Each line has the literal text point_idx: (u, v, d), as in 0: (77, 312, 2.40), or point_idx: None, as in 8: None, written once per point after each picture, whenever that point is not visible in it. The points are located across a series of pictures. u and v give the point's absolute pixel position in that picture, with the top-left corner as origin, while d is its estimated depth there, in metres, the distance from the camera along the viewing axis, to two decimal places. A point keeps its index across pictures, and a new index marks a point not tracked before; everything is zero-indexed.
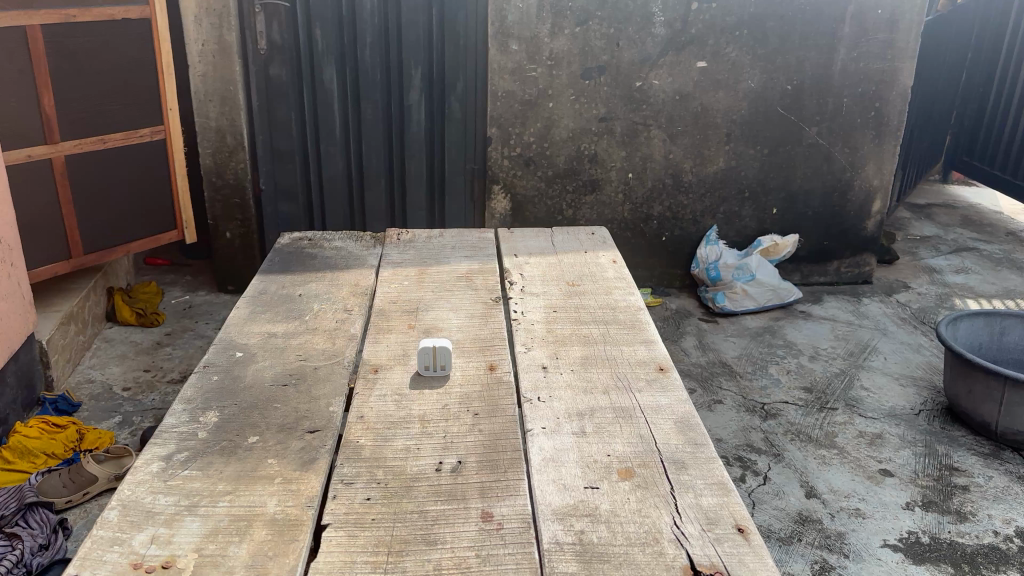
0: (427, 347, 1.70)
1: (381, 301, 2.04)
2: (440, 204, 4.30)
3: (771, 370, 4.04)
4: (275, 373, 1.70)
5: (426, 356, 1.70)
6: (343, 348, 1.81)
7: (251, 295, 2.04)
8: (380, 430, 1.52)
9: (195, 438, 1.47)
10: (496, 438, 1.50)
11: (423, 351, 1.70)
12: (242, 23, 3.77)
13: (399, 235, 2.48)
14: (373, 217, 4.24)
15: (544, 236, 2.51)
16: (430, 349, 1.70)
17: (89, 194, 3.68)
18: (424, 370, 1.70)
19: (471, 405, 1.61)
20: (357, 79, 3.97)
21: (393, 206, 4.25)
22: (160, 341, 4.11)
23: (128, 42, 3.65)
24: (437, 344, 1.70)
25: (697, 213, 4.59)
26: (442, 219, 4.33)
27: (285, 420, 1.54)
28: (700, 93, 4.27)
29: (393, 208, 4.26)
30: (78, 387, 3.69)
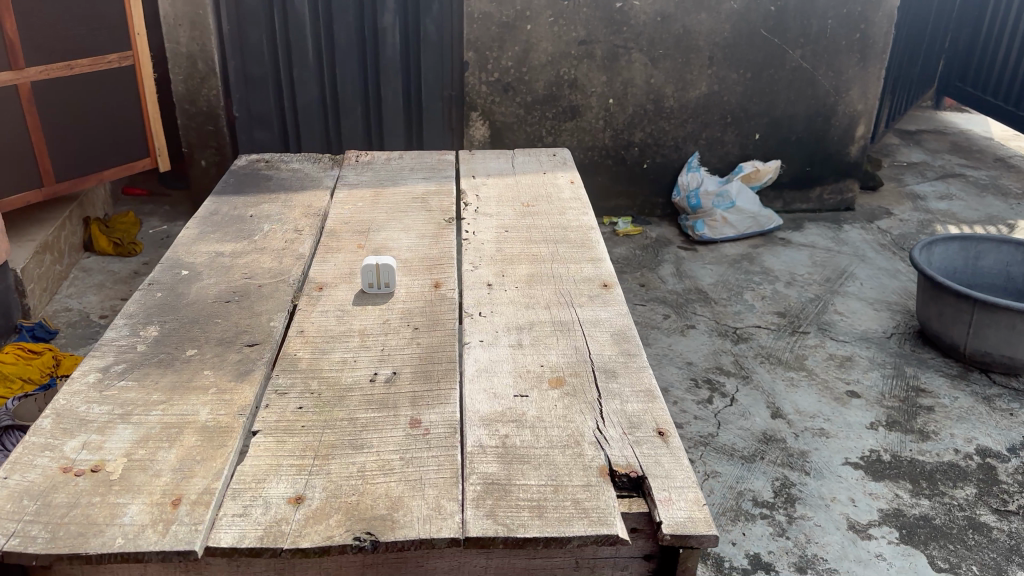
0: (371, 265, 1.72)
1: (332, 221, 2.04)
2: (417, 131, 4.26)
3: (746, 296, 4.07)
4: (218, 291, 1.72)
5: (370, 274, 1.72)
6: (290, 267, 1.82)
7: (203, 216, 2.04)
8: (319, 344, 1.54)
9: (134, 351, 1.49)
10: (434, 350, 1.52)
11: (368, 269, 1.72)
12: None
13: (358, 157, 2.47)
14: (349, 144, 4.20)
15: (505, 157, 2.49)
16: (374, 267, 1.71)
17: (58, 122, 3.64)
18: (368, 288, 1.72)
19: (412, 320, 1.63)
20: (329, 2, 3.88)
21: (370, 133, 4.21)
22: (137, 271, 4.12)
23: None
24: (381, 261, 1.72)
25: (677, 140, 4.55)
26: (419, 145, 4.29)
27: (224, 334, 1.56)
28: (682, 15, 4.19)
29: (369, 134, 4.21)
30: (55, 315, 3.73)
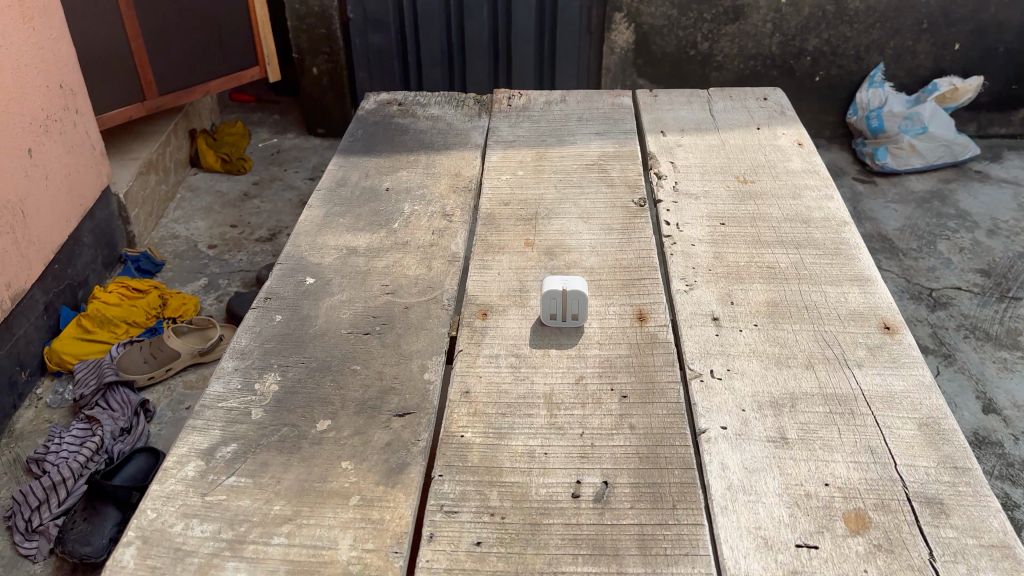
0: (552, 292, 1.23)
1: (487, 202, 1.59)
2: (551, 38, 3.51)
3: (940, 248, 3.12)
4: (354, 314, 1.29)
5: (551, 304, 1.24)
6: (442, 277, 1.37)
7: (329, 188, 1.64)
8: (492, 415, 1.11)
9: (247, 421, 1.10)
10: (657, 444, 1.06)
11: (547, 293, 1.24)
12: None
13: (510, 99, 1.98)
14: (473, 53, 3.56)
15: (699, 102, 1.95)
16: (559, 293, 1.24)
17: (160, 28, 3.24)
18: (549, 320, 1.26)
19: (615, 379, 1.17)
20: None
21: (495, 41, 3.53)
22: (247, 193, 3.78)
23: None
24: (568, 288, 1.23)
25: (859, 50, 3.55)
26: (550, 85, 3.63)
27: (366, 394, 1.15)
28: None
29: (495, 40, 3.53)
30: (162, 243, 3.46)
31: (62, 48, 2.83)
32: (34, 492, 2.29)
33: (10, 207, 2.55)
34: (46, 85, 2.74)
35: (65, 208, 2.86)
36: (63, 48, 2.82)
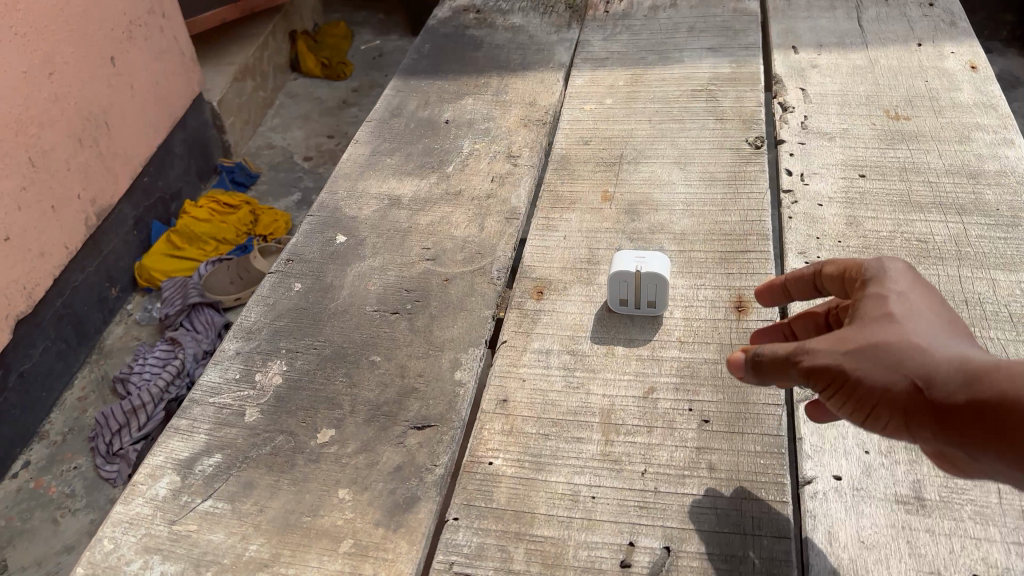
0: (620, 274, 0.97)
1: (563, 139, 1.31)
2: None
3: None
4: (384, 286, 1.07)
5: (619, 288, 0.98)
6: (495, 240, 1.12)
7: (381, 118, 1.40)
8: (531, 438, 0.88)
9: (239, 426, 0.91)
10: (742, 497, 0.80)
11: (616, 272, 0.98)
12: None
13: (608, 4, 1.65)
14: None
15: (844, 8, 1.56)
16: (632, 275, 0.97)
17: None
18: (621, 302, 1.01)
19: (696, 396, 0.90)
20: None
21: None
22: (345, 100, 3.60)
23: None
24: (644, 270, 0.96)
25: None
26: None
27: (381, 396, 0.93)
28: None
29: None
30: (258, 154, 3.35)
31: None
32: (116, 415, 2.26)
33: (95, 117, 2.42)
34: None
35: (151, 118, 2.73)
36: None
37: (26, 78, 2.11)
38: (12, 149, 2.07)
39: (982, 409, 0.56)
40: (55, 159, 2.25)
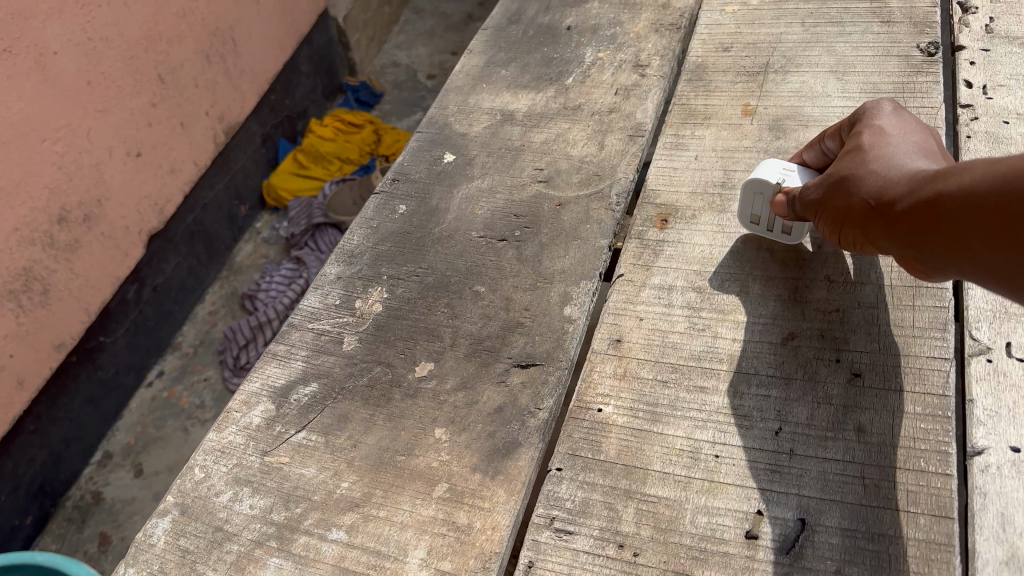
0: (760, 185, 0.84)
1: (699, 46, 1.17)
2: None
3: None
4: (493, 210, 0.98)
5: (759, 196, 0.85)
6: (615, 160, 1.01)
7: (498, 25, 1.29)
8: (647, 384, 0.78)
9: (336, 354, 0.86)
10: (895, 467, 0.68)
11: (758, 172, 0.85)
12: None
13: None
14: None
15: None
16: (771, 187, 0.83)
17: None
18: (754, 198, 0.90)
19: (844, 346, 0.77)
20: None
21: None
22: (471, 15, 3.48)
23: None
24: (788, 186, 0.82)
25: None
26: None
27: (485, 330, 0.86)
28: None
29: None
30: (382, 72, 3.30)
31: None
32: (243, 330, 2.34)
33: (221, 34, 2.42)
34: None
35: (275, 35, 2.70)
36: None
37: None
38: (140, 67, 2.09)
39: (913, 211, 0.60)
40: (182, 75, 2.27)
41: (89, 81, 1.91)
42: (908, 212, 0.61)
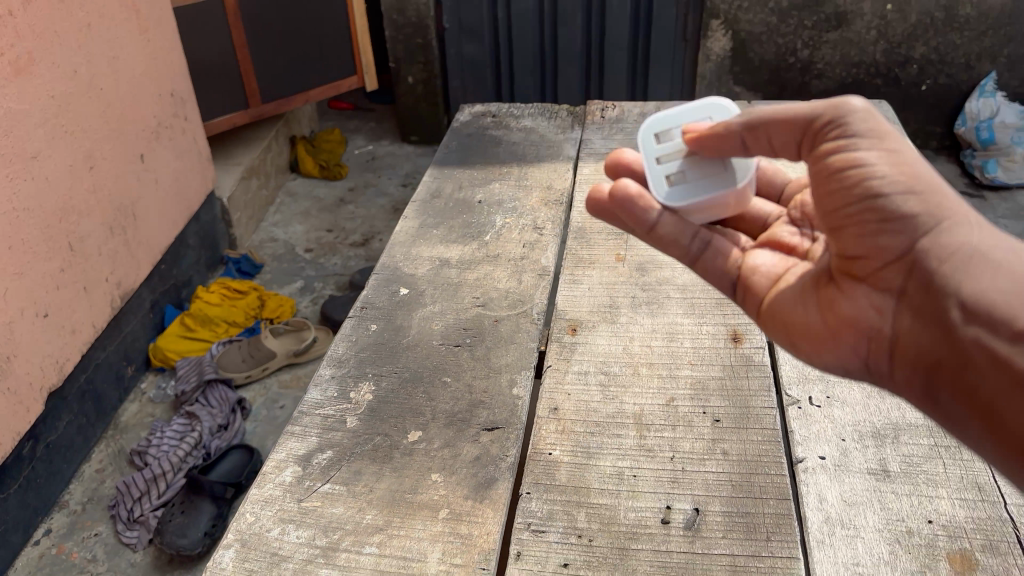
0: (721, 108, 1.02)
1: (579, 215, 1.58)
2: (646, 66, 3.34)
3: None
4: (446, 326, 1.31)
5: (704, 120, 1.03)
6: (532, 290, 1.38)
7: (423, 199, 1.66)
8: (580, 434, 1.10)
9: (342, 429, 1.13)
10: (750, 471, 1.03)
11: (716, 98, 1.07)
12: None
13: (604, 110, 1.96)
14: (567, 85, 3.45)
15: None
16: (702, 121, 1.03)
17: (270, 35, 3.09)
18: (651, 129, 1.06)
19: (707, 402, 1.13)
20: None
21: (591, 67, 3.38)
22: (343, 198, 3.72)
23: None
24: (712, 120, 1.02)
25: (969, 57, 3.11)
26: (643, 97, 3.43)
27: (456, 407, 1.15)
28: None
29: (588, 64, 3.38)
30: (262, 246, 3.38)
31: (174, 55, 2.73)
32: (138, 483, 2.23)
33: (124, 209, 2.48)
34: (157, 93, 2.64)
35: (166, 217, 2.74)
36: (176, 57, 2.73)
37: (73, 170, 2.22)
38: (55, 236, 2.16)
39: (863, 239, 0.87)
40: (89, 245, 2.31)
41: (10, 246, 1.99)
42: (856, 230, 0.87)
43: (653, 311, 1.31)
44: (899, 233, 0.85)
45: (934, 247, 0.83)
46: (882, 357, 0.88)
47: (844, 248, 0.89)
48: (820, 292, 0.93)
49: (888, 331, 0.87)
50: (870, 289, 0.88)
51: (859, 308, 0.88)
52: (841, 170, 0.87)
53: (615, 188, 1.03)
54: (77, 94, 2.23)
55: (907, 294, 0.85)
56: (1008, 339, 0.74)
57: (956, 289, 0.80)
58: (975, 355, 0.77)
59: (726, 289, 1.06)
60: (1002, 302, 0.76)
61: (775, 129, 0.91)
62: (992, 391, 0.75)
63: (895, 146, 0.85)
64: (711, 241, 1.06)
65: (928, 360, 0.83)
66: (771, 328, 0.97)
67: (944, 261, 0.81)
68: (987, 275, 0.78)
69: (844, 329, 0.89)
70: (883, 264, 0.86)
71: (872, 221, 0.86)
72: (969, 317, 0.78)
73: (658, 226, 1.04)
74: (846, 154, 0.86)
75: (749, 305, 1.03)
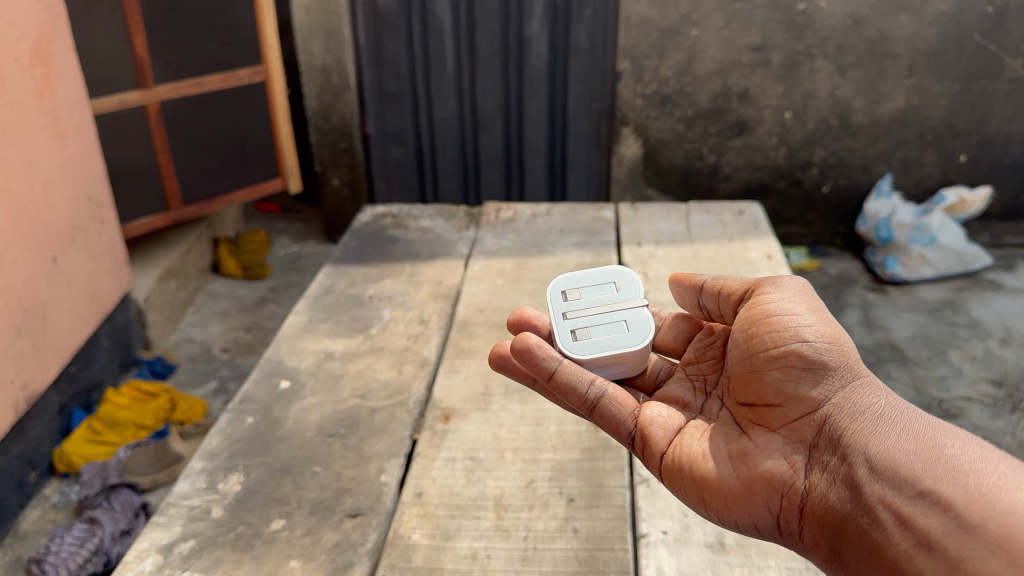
0: (628, 279, 1.25)
1: (464, 308, 1.65)
2: (562, 176, 3.39)
3: (951, 357, 2.77)
4: (322, 418, 1.34)
5: (611, 284, 1.26)
6: (411, 380, 1.43)
7: (316, 295, 1.73)
8: (441, 517, 1.14)
9: (207, 519, 1.15)
10: (596, 547, 1.08)
11: (614, 275, 1.27)
12: None
13: (499, 212, 2.07)
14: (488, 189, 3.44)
15: (677, 215, 2.02)
16: (610, 286, 1.26)
17: (190, 141, 3.10)
18: (559, 294, 1.25)
19: (565, 483, 1.19)
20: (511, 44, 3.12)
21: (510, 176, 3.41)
22: (264, 297, 3.70)
23: None
24: (619, 283, 1.26)
25: (865, 160, 3.27)
26: (562, 198, 3.44)
27: (321, 496, 1.18)
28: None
29: (508, 167, 3.39)
30: (177, 347, 3.29)
31: (93, 159, 2.65)
32: None
33: (33, 310, 2.28)
34: (73, 196, 2.52)
35: (84, 323, 2.59)
36: (95, 161, 2.65)
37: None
38: None
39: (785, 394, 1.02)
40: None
41: None
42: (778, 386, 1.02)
43: (524, 399, 1.38)
44: (817, 389, 1.00)
45: (845, 407, 0.98)
46: (791, 514, 0.97)
47: (766, 396, 1.04)
48: (732, 445, 1.02)
49: (798, 485, 0.97)
50: (786, 442, 1.00)
51: (774, 461, 0.99)
52: (771, 334, 1.04)
53: (515, 342, 1.09)
54: None
55: (817, 448, 0.98)
56: (909, 493, 0.85)
57: (861, 445, 0.93)
58: (878, 506, 0.87)
59: (624, 440, 1.08)
60: (903, 459, 0.88)
61: (733, 284, 1.17)
62: (894, 544, 0.83)
63: (824, 316, 1.05)
64: (607, 390, 1.09)
65: (834, 517, 0.92)
66: (680, 484, 1.02)
67: (854, 418, 0.96)
68: (889, 438, 0.92)
69: (758, 481, 0.98)
70: (799, 416, 1.01)
71: (793, 374, 1.01)
72: (875, 474, 0.90)
73: (558, 375, 1.08)
74: (783, 313, 1.04)
75: (649, 460, 1.07)
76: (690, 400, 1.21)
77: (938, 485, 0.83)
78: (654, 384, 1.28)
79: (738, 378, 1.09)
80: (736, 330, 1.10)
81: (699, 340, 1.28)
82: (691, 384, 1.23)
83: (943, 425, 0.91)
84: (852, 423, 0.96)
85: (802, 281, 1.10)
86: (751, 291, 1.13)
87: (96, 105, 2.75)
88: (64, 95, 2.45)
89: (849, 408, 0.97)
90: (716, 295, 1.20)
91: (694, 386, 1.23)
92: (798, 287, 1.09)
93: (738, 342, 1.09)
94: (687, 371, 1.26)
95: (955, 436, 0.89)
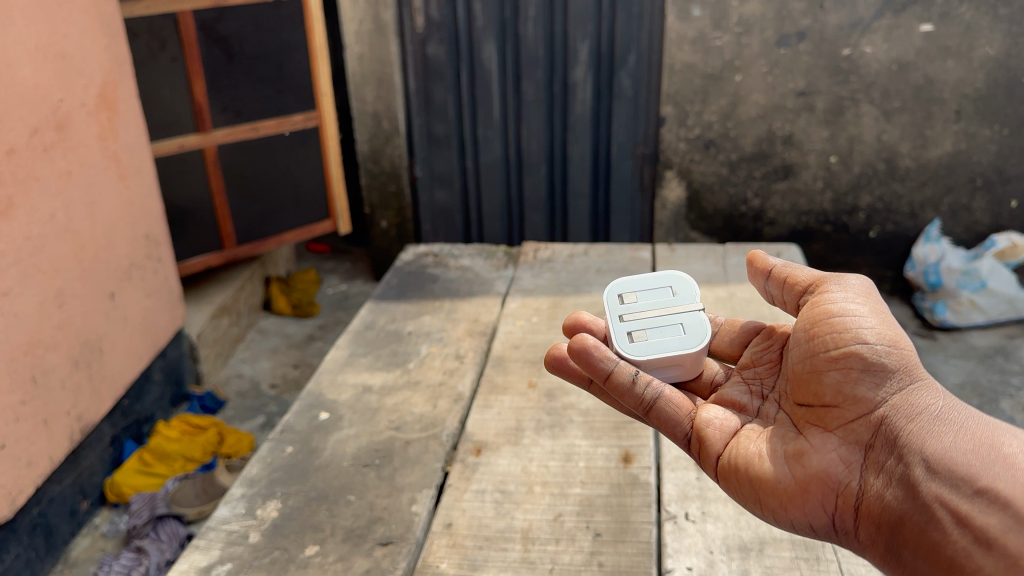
0: (686, 284, 1.28)
1: (501, 345, 1.69)
2: (606, 221, 3.41)
3: (1004, 406, 2.69)
4: (358, 449, 1.39)
5: (667, 288, 1.28)
6: (445, 414, 1.47)
7: (357, 331, 1.78)
8: (469, 549, 1.16)
9: (244, 544, 1.19)
10: None
11: (670, 280, 1.30)
12: (399, 8, 3.11)
13: (537, 252, 2.11)
14: (532, 233, 3.48)
15: (714, 257, 2.03)
16: (666, 289, 1.28)
17: (245, 183, 3.21)
18: (615, 298, 1.27)
19: (592, 517, 1.20)
20: (554, 92, 3.17)
21: (554, 220, 3.45)
22: (312, 335, 3.78)
23: (289, 25, 3.11)
24: (675, 289, 1.28)
25: (912, 206, 3.24)
26: (606, 240, 3.45)
27: (355, 524, 1.22)
28: (958, 43, 2.93)
29: (552, 211, 3.43)
30: (227, 382, 3.37)
31: (152, 200, 2.76)
32: None
33: (91, 343, 2.37)
34: (131, 236, 2.64)
35: (138, 358, 2.67)
36: (152, 203, 2.75)
37: (41, 307, 2.16)
38: (16, 366, 2.05)
39: (845, 396, 1.04)
40: (52, 378, 2.19)
41: None
42: (838, 388, 1.05)
43: (555, 434, 1.40)
44: (875, 390, 1.03)
45: (902, 408, 1.01)
46: (846, 513, 1.01)
47: (824, 396, 1.06)
48: (788, 445, 1.06)
49: (853, 484, 1.01)
50: (842, 443, 1.04)
51: (830, 462, 1.02)
52: (834, 336, 1.05)
53: (574, 342, 1.13)
54: (49, 235, 2.19)
55: (873, 448, 1.02)
56: (966, 492, 0.90)
57: (917, 447, 0.97)
58: (937, 506, 0.92)
59: (680, 441, 1.13)
60: (959, 458, 0.93)
61: (800, 274, 1.18)
62: (952, 542, 0.89)
63: (884, 314, 1.07)
64: (663, 391, 1.12)
65: (891, 516, 0.96)
66: (737, 484, 1.05)
67: (911, 419, 1.00)
68: (945, 439, 0.96)
69: (814, 481, 1.02)
70: (855, 417, 1.04)
71: (852, 375, 1.04)
72: (932, 473, 0.94)
73: (614, 375, 1.12)
74: (845, 314, 1.06)
75: (705, 461, 1.11)
76: (747, 403, 1.21)
77: (995, 483, 0.88)
78: (710, 388, 1.29)
79: (798, 379, 1.11)
80: (799, 330, 1.12)
81: (757, 344, 1.29)
82: (747, 387, 1.24)
83: (998, 426, 0.96)
84: (910, 425, 0.99)
85: (867, 281, 1.12)
86: (818, 285, 1.15)
87: (156, 147, 2.89)
88: (125, 139, 2.59)
89: (907, 410, 1.01)
90: (782, 282, 1.21)
91: (750, 390, 1.23)
92: (861, 287, 1.10)
93: (799, 342, 1.12)
94: (744, 374, 1.27)
95: (1011, 438, 0.93)
